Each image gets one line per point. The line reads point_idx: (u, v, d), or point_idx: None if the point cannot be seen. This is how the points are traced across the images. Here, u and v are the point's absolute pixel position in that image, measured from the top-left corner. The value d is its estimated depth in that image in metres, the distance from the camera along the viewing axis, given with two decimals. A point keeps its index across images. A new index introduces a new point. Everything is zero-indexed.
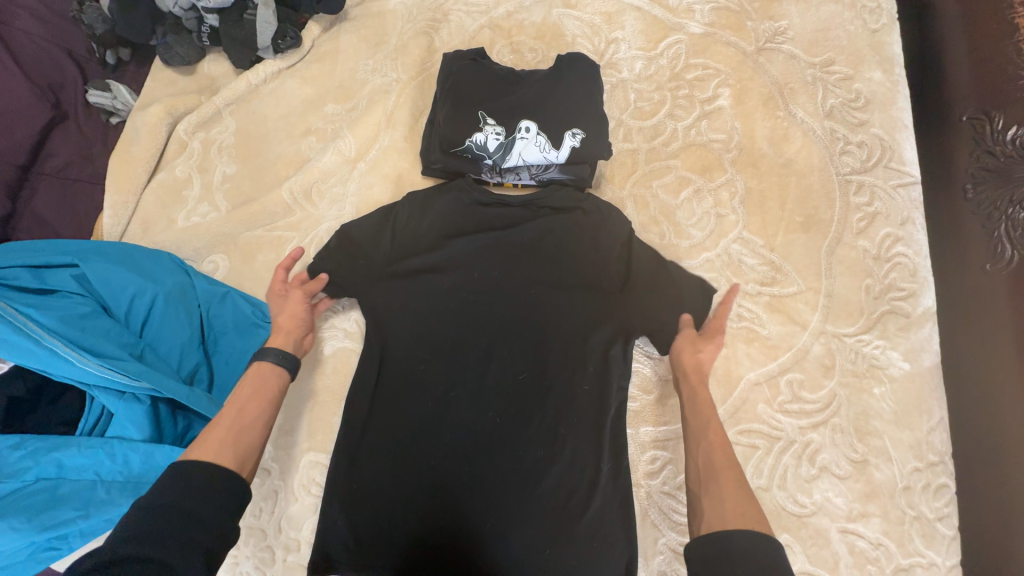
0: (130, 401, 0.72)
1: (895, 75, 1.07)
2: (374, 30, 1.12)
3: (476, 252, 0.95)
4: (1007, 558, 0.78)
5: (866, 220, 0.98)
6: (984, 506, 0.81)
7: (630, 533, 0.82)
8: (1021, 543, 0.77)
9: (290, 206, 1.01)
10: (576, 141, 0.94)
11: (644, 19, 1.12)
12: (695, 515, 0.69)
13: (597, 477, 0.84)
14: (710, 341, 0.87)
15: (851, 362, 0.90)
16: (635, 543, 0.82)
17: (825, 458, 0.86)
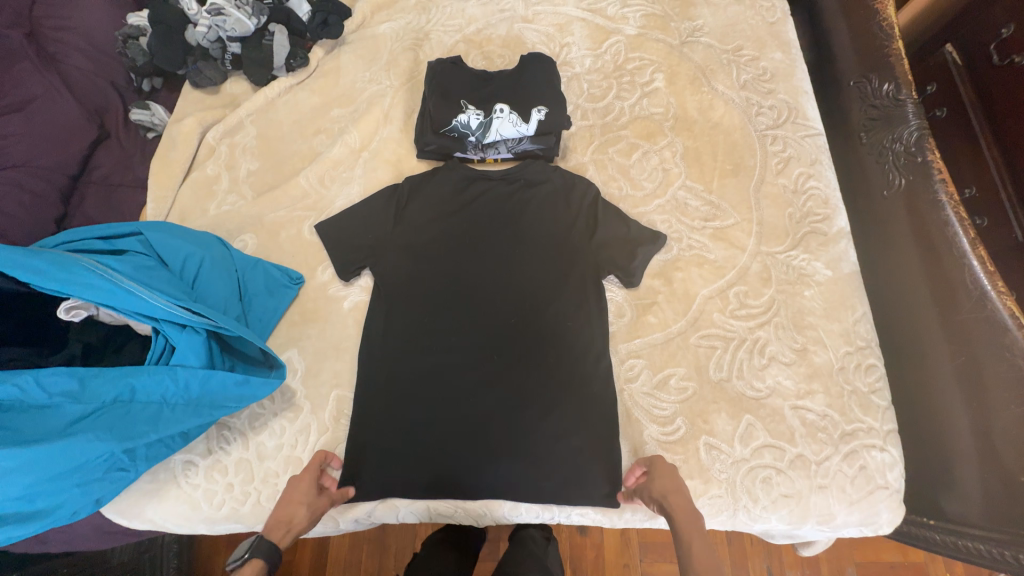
0: (189, 334, 0.85)
1: (792, 54, 1.33)
2: (369, 49, 1.35)
3: (464, 223, 1.14)
4: (930, 402, 1.02)
5: (783, 163, 1.20)
6: (909, 369, 1.07)
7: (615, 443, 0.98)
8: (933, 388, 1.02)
9: (307, 190, 1.19)
10: (542, 115, 1.14)
11: (589, 27, 1.38)
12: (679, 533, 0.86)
13: (583, 395, 1.00)
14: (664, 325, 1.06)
15: (784, 273, 1.09)
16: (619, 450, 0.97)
17: (772, 349, 1.03)
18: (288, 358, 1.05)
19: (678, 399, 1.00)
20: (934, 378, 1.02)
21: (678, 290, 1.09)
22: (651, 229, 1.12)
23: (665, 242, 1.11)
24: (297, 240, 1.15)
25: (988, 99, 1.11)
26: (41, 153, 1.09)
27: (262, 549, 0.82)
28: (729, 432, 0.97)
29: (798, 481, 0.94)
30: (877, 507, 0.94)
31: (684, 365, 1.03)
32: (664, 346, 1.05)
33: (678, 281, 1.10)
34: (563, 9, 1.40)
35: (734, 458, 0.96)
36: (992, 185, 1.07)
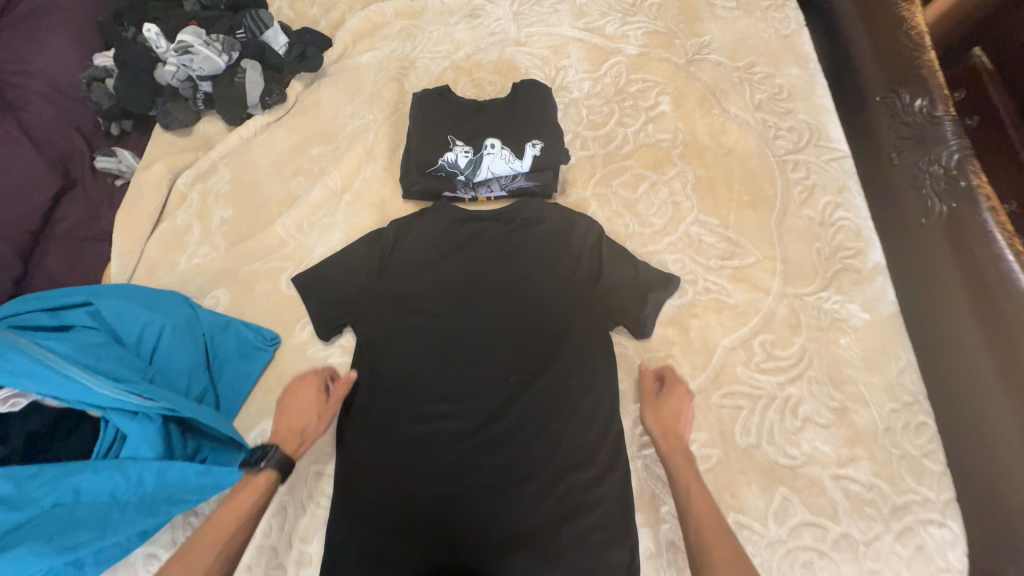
0: (142, 421, 0.76)
1: (810, 69, 1.22)
2: (351, 81, 1.27)
3: (455, 269, 1.04)
4: (997, 473, 0.83)
5: (807, 192, 1.08)
6: (963, 431, 0.88)
7: (630, 523, 0.85)
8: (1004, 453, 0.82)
9: (284, 238, 1.10)
10: (537, 150, 1.04)
11: (587, 48, 1.28)
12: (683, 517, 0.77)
13: (594, 467, 0.88)
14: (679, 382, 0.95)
15: (815, 318, 0.97)
16: (634, 533, 0.84)
17: (807, 409, 0.90)
18: (261, 429, 0.94)
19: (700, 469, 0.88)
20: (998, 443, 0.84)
21: (695, 340, 0.97)
22: (662, 270, 1.01)
23: (677, 283, 0.99)
24: (274, 294, 1.05)
25: None
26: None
27: (276, 458, 0.80)
28: (760, 508, 0.85)
29: (844, 567, 0.82)
30: None
31: (705, 429, 0.91)
32: None
33: (695, 330, 0.98)
34: (558, 29, 1.31)
35: (769, 539, 0.83)
36: None
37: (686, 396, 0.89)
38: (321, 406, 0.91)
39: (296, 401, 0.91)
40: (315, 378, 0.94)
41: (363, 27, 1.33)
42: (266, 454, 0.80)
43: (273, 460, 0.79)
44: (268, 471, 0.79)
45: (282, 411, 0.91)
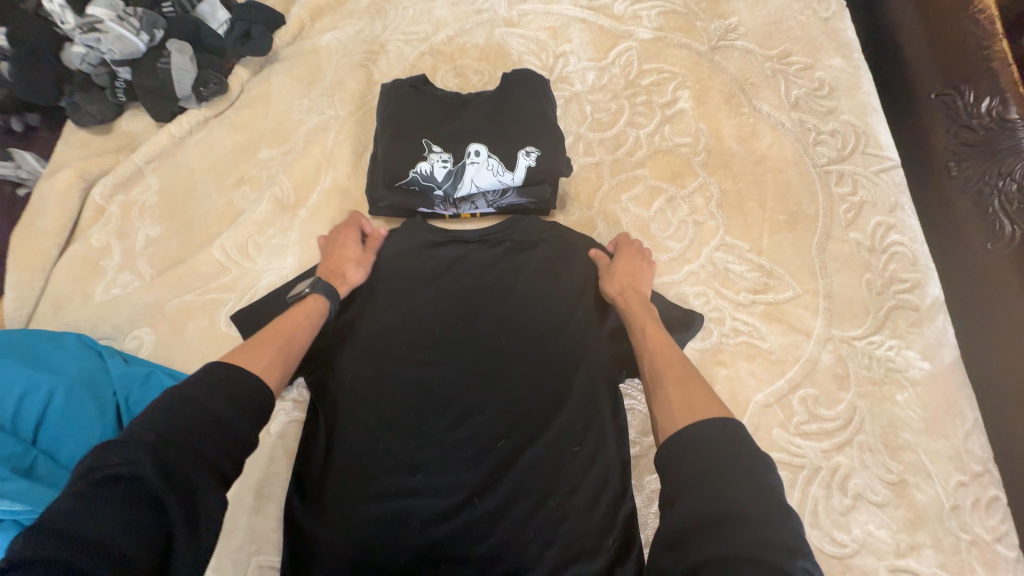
0: (10, 528, 0.61)
1: (855, 60, 1.03)
2: (308, 68, 1.05)
3: (433, 303, 0.85)
4: None
5: (853, 211, 0.90)
6: None
7: None
8: None
9: (223, 264, 0.90)
10: (532, 160, 0.84)
11: (591, 31, 1.07)
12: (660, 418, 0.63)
13: (601, 557, 0.72)
14: None
15: (866, 368, 0.80)
16: None
17: (857, 484, 0.74)
18: None
19: None
20: None
21: (722, 395, 0.81)
22: (685, 307, 0.83)
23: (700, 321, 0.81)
24: (210, 334, 0.86)
25: None
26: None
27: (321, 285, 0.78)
28: None
29: None
30: None
31: None
32: None
33: (721, 382, 0.81)
34: (557, 7, 1.10)
35: None
36: None
37: (636, 251, 0.84)
38: (363, 258, 0.86)
39: (338, 248, 0.86)
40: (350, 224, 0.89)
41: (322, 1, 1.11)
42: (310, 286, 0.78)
43: (317, 288, 0.77)
44: (315, 298, 0.77)
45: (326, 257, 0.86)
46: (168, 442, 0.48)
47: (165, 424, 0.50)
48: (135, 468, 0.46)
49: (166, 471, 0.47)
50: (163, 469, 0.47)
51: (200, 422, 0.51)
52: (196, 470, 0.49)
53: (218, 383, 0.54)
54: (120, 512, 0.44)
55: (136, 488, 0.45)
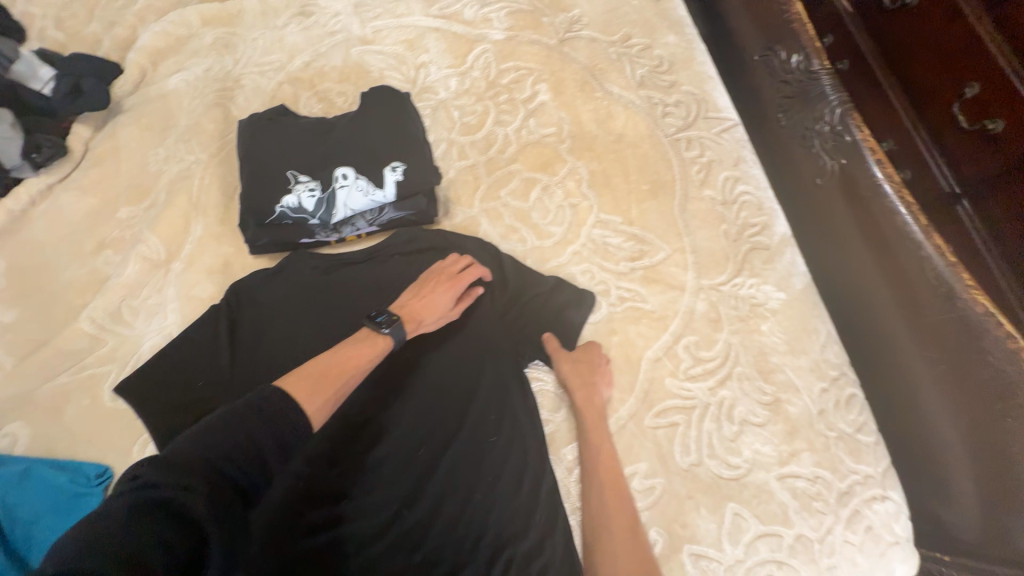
0: None
1: (687, 35, 1.14)
2: (158, 116, 1.00)
3: (330, 330, 0.84)
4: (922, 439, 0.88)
5: (704, 170, 1.01)
6: (891, 392, 0.93)
7: None
8: (923, 407, 0.87)
9: (96, 336, 0.85)
10: (399, 174, 0.87)
11: (446, 38, 1.10)
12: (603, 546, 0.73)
13: (531, 535, 0.76)
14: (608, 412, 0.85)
15: (734, 308, 0.90)
16: None
17: (741, 411, 0.84)
18: None
19: (646, 505, 0.79)
20: (925, 408, 0.87)
21: (618, 358, 0.88)
22: (580, 292, 0.89)
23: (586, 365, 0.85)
24: (93, 413, 0.80)
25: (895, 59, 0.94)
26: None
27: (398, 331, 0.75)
28: (713, 532, 0.78)
29: (804, 571, 0.77)
30: (893, 567, 0.80)
31: (645, 458, 0.82)
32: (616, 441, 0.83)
33: (616, 348, 0.88)
34: (409, 20, 1.12)
35: (727, 563, 0.77)
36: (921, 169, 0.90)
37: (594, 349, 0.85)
38: (445, 314, 0.81)
39: (431, 289, 0.81)
40: (458, 277, 0.83)
41: (161, 43, 1.06)
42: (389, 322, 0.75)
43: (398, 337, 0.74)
44: (388, 340, 0.74)
45: (418, 287, 0.83)
46: (216, 462, 0.51)
47: (211, 442, 0.52)
48: (184, 480, 0.48)
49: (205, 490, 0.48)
50: (208, 489, 0.48)
51: (229, 458, 0.52)
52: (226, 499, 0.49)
53: (269, 416, 0.56)
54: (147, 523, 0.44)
55: (172, 505, 0.46)
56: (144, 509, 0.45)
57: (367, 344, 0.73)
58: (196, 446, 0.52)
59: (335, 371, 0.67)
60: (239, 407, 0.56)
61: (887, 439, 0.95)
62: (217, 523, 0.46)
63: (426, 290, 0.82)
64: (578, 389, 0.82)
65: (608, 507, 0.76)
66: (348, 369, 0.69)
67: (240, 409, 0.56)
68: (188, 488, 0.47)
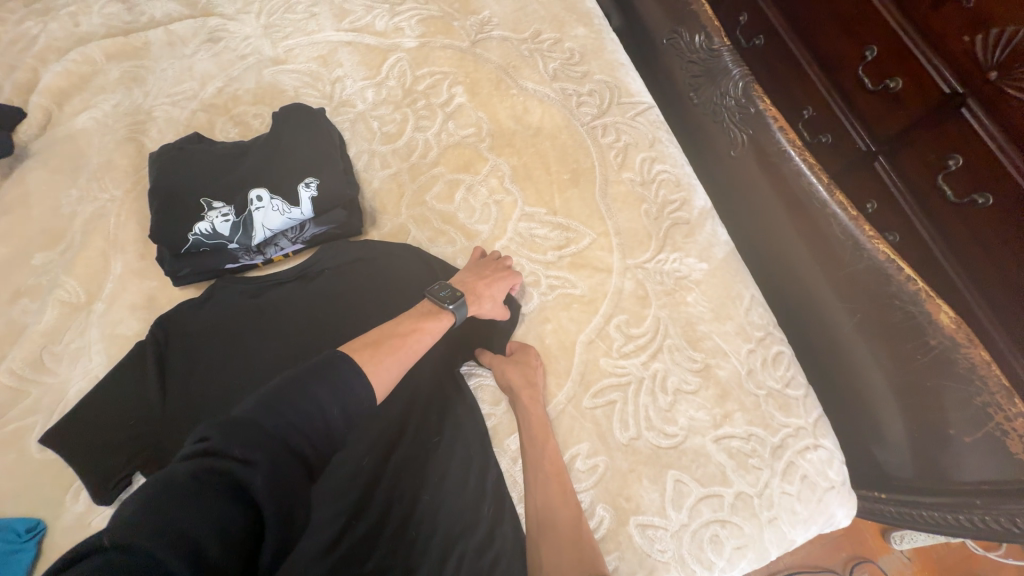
0: None
1: (596, 25, 1.17)
2: (67, 156, 0.98)
3: (262, 350, 0.83)
4: (850, 385, 0.93)
5: (622, 154, 1.04)
6: (816, 345, 0.98)
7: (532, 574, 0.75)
8: (846, 355, 0.92)
9: (17, 387, 0.82)
10: (313, 189, 0.87)
11: (359, 51, 1.11)
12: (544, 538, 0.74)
13: (481, 526, 0.78)
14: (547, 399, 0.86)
15: (660, 283, 0.94)
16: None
17: (674, 381, 0.87)
18: None
19: (591, 484, 0.81)
20: (849, 355, 0.92)
21: (554, 345, 0.90)
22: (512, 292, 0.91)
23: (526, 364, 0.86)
24: (20, 466, 0.78)
25: (825, 32, 1.06)
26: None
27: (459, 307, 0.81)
28: (657, 500, 0.80)
29: (746, 525, 0.80)
30: (831, 510, 0.84)
31: (586, 438, 0.84)
32: (557, 425, 0.85)
33: (550, 335, 0.90)
34: (320, 36, 1.12)
35: (673, 528, 0.79)
36: (847, 134, 1.05)
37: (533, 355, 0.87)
38: (498, 302, 0.86)
39: (490, 276, 0.87)
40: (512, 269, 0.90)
41: (64, 83, 1.04)
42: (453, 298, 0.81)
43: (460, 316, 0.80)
44: (450, 317, 0.80)
45: (475, 270, 0.88)
46: (284, 439, 0.54)
47: (280, 418, 0.55)
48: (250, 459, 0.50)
49: (275, 466, 0.51)
50: (275, 467, 0.51)
51: (294, 437, 0.55)
52: (292, 478, 0.52)
53: (338, 389, 0.60)
54: (217, 498, 0.46)
55: (240, 484, 0.48)
56: (212, 477, 0.47)
57: (433, 319, 0.78)
58: (271, 420, 0.54)
59: (389, 345, 0.71)
60: (302, 378, 0.59)
61: (823, 398, 0.99)
62: (277, 503, 0.49)
63: (487, 275, 0.87)
64: (523, 389, 0.83)
65: (553, 502, 0.77)
66: (416, 340, 0.74)
67: (306, 382, 0.59)
68: (256, 467, 0.49)
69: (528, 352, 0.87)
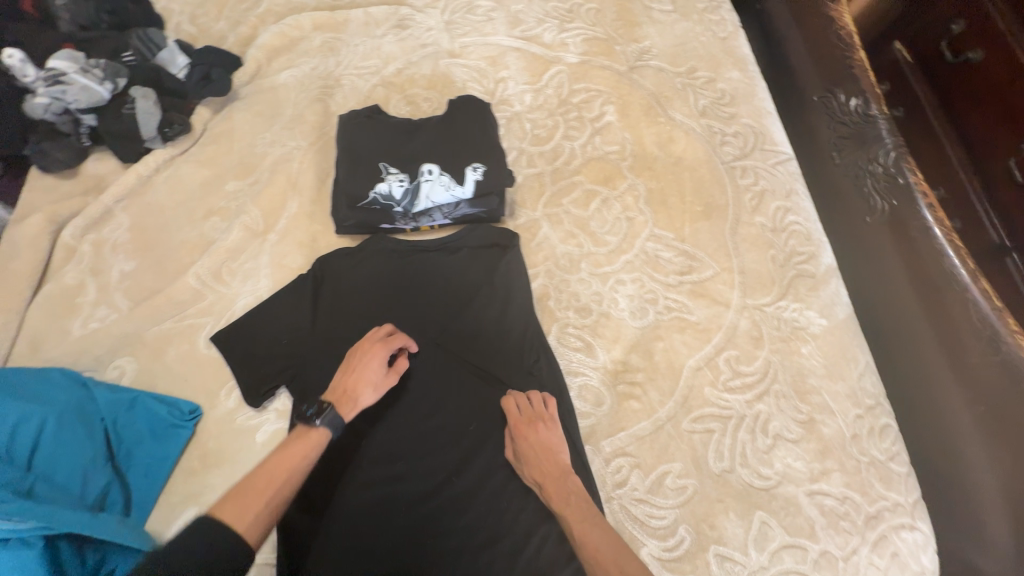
0: (19, 547, 0.62)
1: (750, 72, 1.21)
2: (267, 105, 1.13)
3: (401, 309, 0.94)
4: (959, 475, 0.88)
5: (757, 198, 1.06)
6: (923, 424, 0.93)
7: None
8: (960, 442, 0.88)
9: (200, 290, 0.96)
10: (479, 174, 0.96)
11: (525, 58, 1.21)
12: None
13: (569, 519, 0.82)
14: (647, 412, 0.90)
15: (776, 329, 0.95)
16: None
17: (776, 426, 0.88)
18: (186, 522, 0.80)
19: (677, 502, 0.84)
20: (964, 443, 0.87)
21: (661, 364, 0.93)
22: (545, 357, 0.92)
23: (540, 450, 0.81)
24: (191, 356, 0.91)
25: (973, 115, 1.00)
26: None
27: (329, 416, 0.74)
28: (740, 536, 0.82)
29: None
30: None
31: (679, 458, 0.86)
32: (653, 439, 0.88)
33: (660, 354, 0.94)
34: (493, 38, 1.23)
35: (751, 568, 0.80)
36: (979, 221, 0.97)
37: (542, 434, 0.82)
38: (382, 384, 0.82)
39: (360, 361, 0.81)
40: (388, 341, 0.84)
41: (277, 43, 1.20)
42: (320, 413, 0.73)
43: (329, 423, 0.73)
44: (323, 431, 0.73)
45: (345, 366, 0.82)
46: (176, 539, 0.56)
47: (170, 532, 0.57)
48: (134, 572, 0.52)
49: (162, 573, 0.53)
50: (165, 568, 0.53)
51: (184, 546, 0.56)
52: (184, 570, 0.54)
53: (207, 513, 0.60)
54: None
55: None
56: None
57: (300, 442, 0.72)
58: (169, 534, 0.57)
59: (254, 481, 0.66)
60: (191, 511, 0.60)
61: (920, 484, 0.93)
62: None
63: (358, 361, 0.82)
64: (549, 478, 0.80)
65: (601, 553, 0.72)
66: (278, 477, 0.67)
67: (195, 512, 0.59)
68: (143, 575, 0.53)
69: (537, 431, 0.82)
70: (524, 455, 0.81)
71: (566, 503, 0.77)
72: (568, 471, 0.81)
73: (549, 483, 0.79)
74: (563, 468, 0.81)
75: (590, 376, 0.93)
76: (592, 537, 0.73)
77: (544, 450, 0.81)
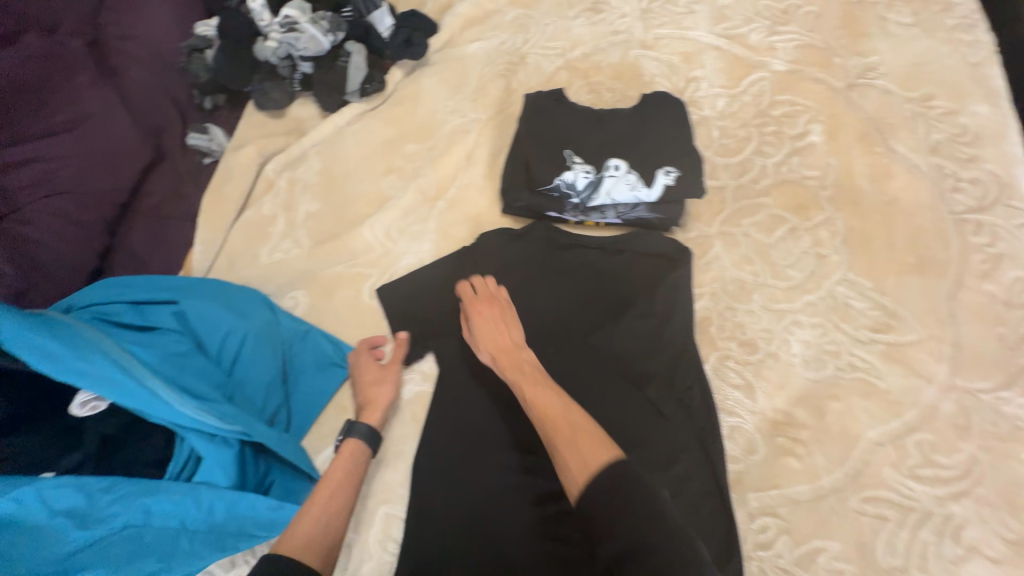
0: (220, 444, 0.70)
1: (1004, 108, 1.00)
2: (453, 73, 1.15)
3: (552, 299, 0.90)
4: None
5: (989, 262, 0.89)
6: None
7: None
8: None
9: (370, 242, 1.01)
10: (669, 179, 0.91)
11: (725, 58, 1.11)
12: (564, 472, 0.63)
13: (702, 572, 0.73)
14: (808, 476, 0.80)
15: (991, 423, 0.80)
16: None
17: (972, 536, 0.74)
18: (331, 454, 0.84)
19: None
20: None
21: (832, 427, 0.82)
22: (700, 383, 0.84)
23: (493, 325, 0.82)
24: (355, 303, 0.97)
25: None
26: (73, 186, 0.89)
27: (358, 428, 0.77)
28: None
29: None
30: None
31: (840, 538, 0.76)
32: (812, 507, 0.78)
33: (833, 415, 0.83)
34: (692, 33, 1.14)
35: None
36: None
37: (498, 311, 0.84)
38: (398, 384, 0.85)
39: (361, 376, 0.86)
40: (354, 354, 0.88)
41: (473, 14, 1.22)
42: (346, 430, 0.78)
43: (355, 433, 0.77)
44: (356, 444, 0.77)
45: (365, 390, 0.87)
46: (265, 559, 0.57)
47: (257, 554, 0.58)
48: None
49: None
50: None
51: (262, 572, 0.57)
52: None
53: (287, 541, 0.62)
54: None
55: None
56: None
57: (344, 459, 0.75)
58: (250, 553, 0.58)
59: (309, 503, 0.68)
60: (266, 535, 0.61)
61: None
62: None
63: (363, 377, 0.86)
64: (500, 349, 0.79)
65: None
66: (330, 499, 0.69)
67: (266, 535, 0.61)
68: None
69: (491, 308, 0.84)
70: (478, 329, 0.82)
71: (524, 371, 0.76)
72: (521, 347, 0.80)
73: (500, 352, 0.79)
74: (517, 341, 0.81)
75: (746, 420, 0.84)
76: (546, 402, 0.71)
77: (495, 323, 0.82)
